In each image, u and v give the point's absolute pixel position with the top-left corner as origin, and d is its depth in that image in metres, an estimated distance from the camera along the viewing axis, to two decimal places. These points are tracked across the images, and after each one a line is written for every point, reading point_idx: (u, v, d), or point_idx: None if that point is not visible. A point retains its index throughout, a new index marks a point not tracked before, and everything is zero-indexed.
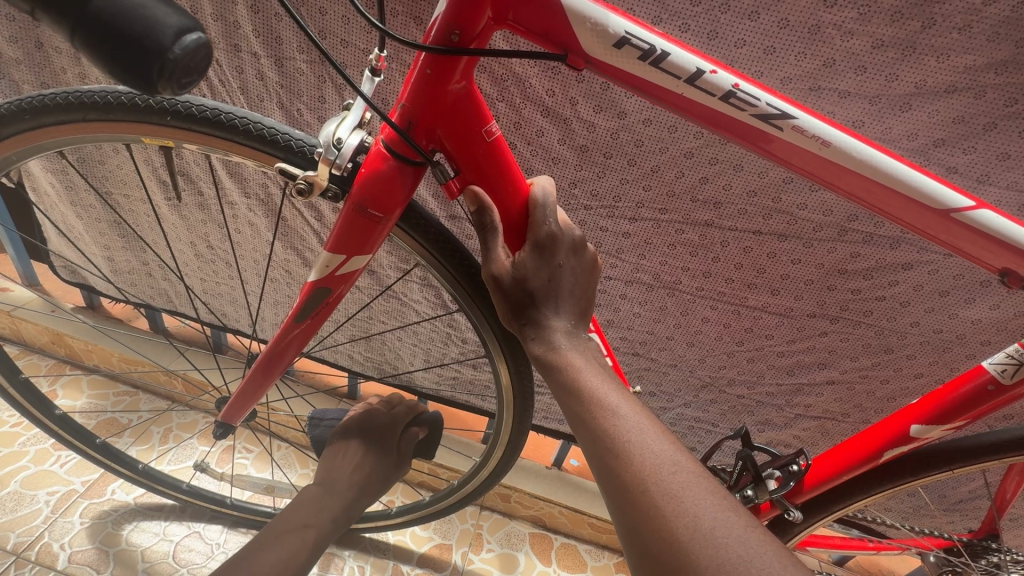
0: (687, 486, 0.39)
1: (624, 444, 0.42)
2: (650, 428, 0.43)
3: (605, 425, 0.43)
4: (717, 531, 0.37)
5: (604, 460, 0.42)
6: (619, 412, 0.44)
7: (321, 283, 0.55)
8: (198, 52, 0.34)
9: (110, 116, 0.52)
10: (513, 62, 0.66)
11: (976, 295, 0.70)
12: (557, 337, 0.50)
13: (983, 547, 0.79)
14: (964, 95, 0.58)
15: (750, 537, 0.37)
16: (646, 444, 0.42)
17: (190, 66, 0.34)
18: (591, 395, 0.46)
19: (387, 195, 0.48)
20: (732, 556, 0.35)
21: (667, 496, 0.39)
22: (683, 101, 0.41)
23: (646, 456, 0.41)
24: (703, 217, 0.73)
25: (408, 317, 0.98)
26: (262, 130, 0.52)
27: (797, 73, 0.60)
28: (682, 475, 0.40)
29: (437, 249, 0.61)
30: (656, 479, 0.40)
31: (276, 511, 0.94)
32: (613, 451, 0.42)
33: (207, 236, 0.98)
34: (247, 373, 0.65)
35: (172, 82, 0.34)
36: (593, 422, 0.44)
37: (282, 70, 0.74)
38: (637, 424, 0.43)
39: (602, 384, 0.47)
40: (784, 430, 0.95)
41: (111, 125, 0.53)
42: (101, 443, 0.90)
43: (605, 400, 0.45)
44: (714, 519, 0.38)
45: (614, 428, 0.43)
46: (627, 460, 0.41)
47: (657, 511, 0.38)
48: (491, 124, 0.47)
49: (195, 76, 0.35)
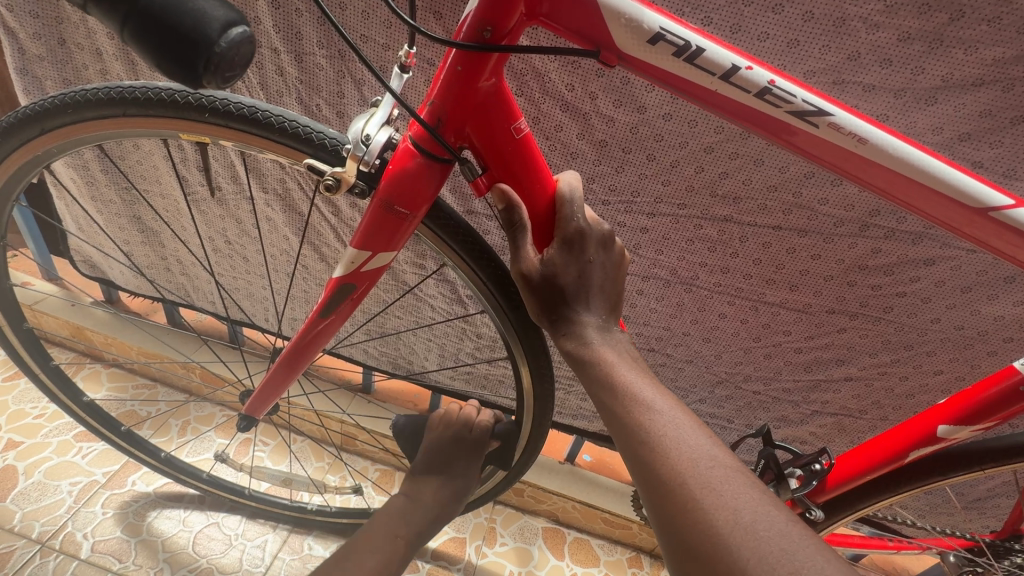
0: (724, 479, 0.40)
1: (660, 438, 0.42)
2: (686, 422, 0.44)
3: (639, 419, 0.44)
4: (757, 524, 0.37)
5: (638, 454, 0.42)
6: (653, 406, 0.45)
7: (346, 279, 0.56)
8: (242, 45, 0.35)
9: (148, 112, 0.52)
10: (533, 58, 0.66)
11: (999, 291, 0.70)
12: (587, 333, 0.50)
13: (1006, 548, 0.79)
14: (991, 88, 0.57)
15: (792, 531, 0.37)
16: (682, 439, 0.42)
17: (234, 59, 0.35)
18: (625, 390, 0.46)
19: (415, 192, 0.49)
20: (775, 549, 0.35)
21: (704, 489, 0.39)
22: (717, 98, 0.41)
23: (682, 450, 0.41)
24: (722, 213, 0.73)
25: (423, 312, 0.99)
26: (297, 128, 0.52)
27: (821, 66, 0.60)
28: (719, 469, 0.40)
29: (463, 248, 0.61)
30: (693, 472, 0.40)
31: (293, 503, 0.95)
32: (648, 445, 0.42)
33: (225, 231, 0.99)
34: (271, 366, 0.66)
35: (216, 75, 0.35)
36: (627, 416, 0.44)
37: (301, 65, 0.75)
38: (672, 419, 0.44)
39: (637, 379, 0.47)
40: (800, 426, 0.94)
41: (149, 121, 0.53)
42: (125, 430, 0.91)
43: (639, 395, 0.46)
44: (753, 512, 0.38)
45: (649, 422, 0.43)
46: (662, 452, 0.41)
47: (695, 504, 0.38)
48: (520, 121, 0.47)
49: (237, 70, 0.37)
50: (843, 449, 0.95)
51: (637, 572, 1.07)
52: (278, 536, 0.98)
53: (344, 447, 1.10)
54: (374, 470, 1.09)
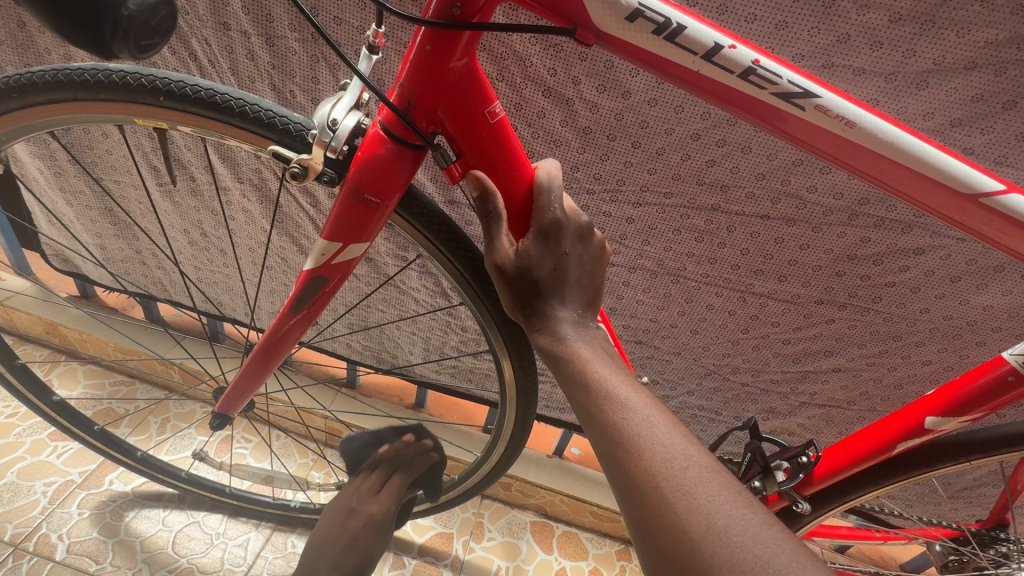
0: (700, 481, 0.38)
1: (633, 438, 0.41)
2: (661, 420, 0.42)
3: (613, 419, 0.42)
4: (730, 529, 0.35)
5: (610, 455, 0.41)
6: (627, 405, 0.43)
7: (317, 272, 0.54)
8: (156, 8, 0.33)
9: (101, 95, 0.49)
10: (513, 40, 0.64)
11: (988, 281, 0.69)
12: (562, 328, 0.48)
13: (991, 537, 0.79)
14: (983, 72, 0.56)
15: (767, 535, 0.35)
16: (656, 438, 0.40)
17: (149, 24, 0.33)
18: (599, 388, 0.44)
19: (385, 180, 0.47)
20: (748, 557, 0.34)
21: (677, 492, 0.37)
22: (699, 79, 0.39)
23: (657, 451, 0.40)
24: (709, 202, 0.71)
25: (407, 305, 0.96)
26: (259, 113, 0.50)
27: (811, 49, 0.57)
28: (693, 470, 0.39)
29: (440, 239, 0.59)
30: (667, 474, 0.38)
31: (275, 500, 0.93)
32: (621, 445, 0.41)
33: (200, 223, 0.96)
34: (246, 360, 0.63)
35: (128, 43, 0.33)
36: (601, 415, 0.43)
37: (273, 49, 0.72)
38: (646, 417, 0.42)
39: (610, 376, 0.46)
40: (788, 418, 0.94)
41: (102, 105, 0.51)
42: (100, 429, 0.89)
43: (613, 393, 0.44)
44: (727, 517, 0.36)
45: (623, 422, 0.42)
46: (635, 453, 0.40)
47: (668, 509, 0.37)
48: (495, 104, 0.45)
49: (157, 39, 0.35)
50: (831, 440, 0.95)
51: (625, 564, 1.06)
52: (261, 535, 0.96)
53: (328, 443, 1.08)
54: None
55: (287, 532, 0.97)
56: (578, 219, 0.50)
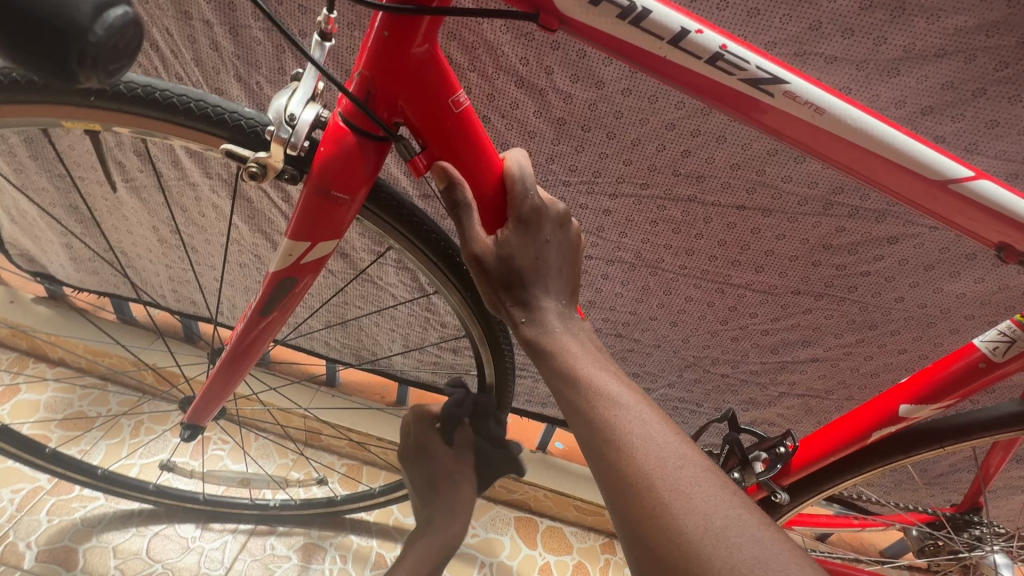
0: (695, 480, 0.37)
1: (626, 436, 0.40)
2: (653, 417, 0.41)
3: (605, 415, 0.41)
4: (729, 530, 0.35)
5: (601, 453, 0.40)
6: (619, 401, 0.42)
7: (284, 273, 0.52)
8: (124, 29, 0.30)
9: (21, 96, 0.47)
10: (484, 29, 0.62)
11: (961, 269, 0.69)
12: (547, 319, 0.48)
13: (966, 521, 0.81)
14: (953, 59, 0.56)
15: (765, 536, 0.35)
16: (648, 436, 0.40)
17: (116, 47, 0.31)
18: (588, 384, 0.44)
19: (348, 174, 0.45)
20: (748, 558, 0.34)
21: (672, 491, 0.37)
22: (667, 65, 0.39)
23: (650, 450, 0.39)
24: (686, 192, 0.71)
25: (385, 301, 0.95)
26: (206, 109, 0.48)
27: (783, 37, 0.57)
28: (687, 469, 0.38)
29: (411, 230, 0.57)
30: (662, 474, 0.38)
31: (253, 501, 0.92)
32: (613, 444, 0.40)
33: (170, 220, 0.93)
34: (212, 369, 0.61)
35: (97, 68, 0.30)
36: (592, 412, 0.42)
37: (237, 39, 0.69)
38: (638, 415, 0.41)
39: (597, 372, 0.45)
40: (768, 409, 0.94)
41: (26, 108, 0.48)
42: (51, 452, 0.86)
43: (604, 389, 0.43)
44: (725, 518, 0.36)
45: (616, 419, 0.41)
46: (627, 451, 0.39)
47: (663, 509, 0.36)
48: (459, 93, 0.44)
49: (124, 60, 0.32)
50: (810, 430, 0.95)
51: (609, 557, 1.06)
52: (237, 539, 0.94)
53: (308, 442, 1.06)
54: (341, 465, 1.06)
55: (266, 533, 0.96)
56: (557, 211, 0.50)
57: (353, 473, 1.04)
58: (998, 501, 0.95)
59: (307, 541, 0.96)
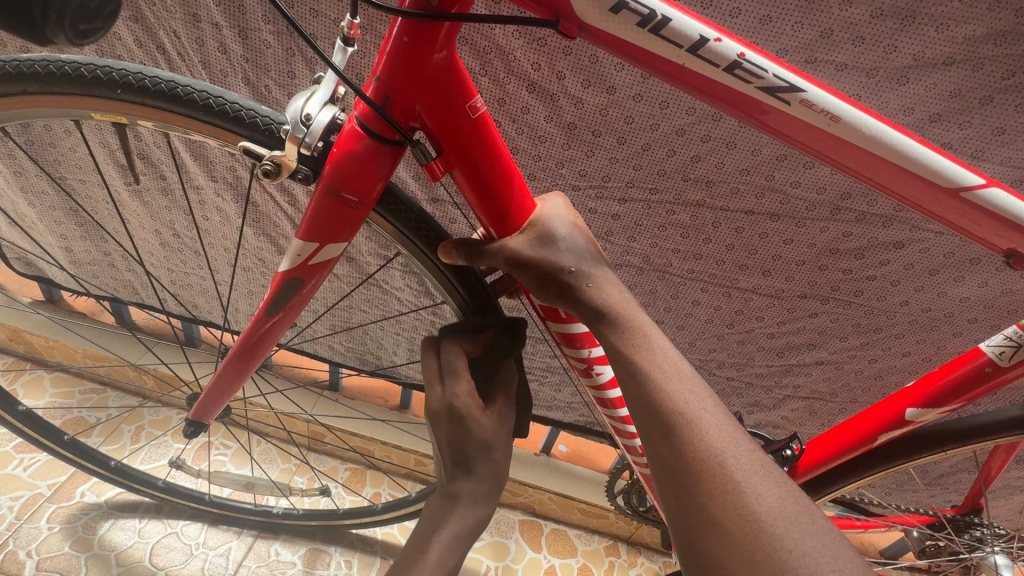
0: (761, 465, 0.39)
1: (698, 413, 0.41)
2: (718, 402, 0.43)
3: (678, 392, 0.42)
4: (801, 516, 0.37)
5: (671, 427, 0.40)
6: (689, 383, 0.43)
7: (294, 273, 0.52)
8: None
9: (53, 89, 0.47)
10: (496, 34, 0.62)
11: (966, 273, 0.70)
12: (609, 295, 0.48)
13: (966, 522, 0.82)
14: (961, 68, 0.56)
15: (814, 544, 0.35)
16: (721, 418, 0.41)
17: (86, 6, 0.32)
18: (659, 361, 0.44)
19: (363, 177, 0.45)
20: (818, 545, 0.35)
21: (744, 471, 0.38)
22: (685, 73, 0.39)
23: (721, 431, 0.40)
24: (695, 197, 0.71)
25: (390, 305, 0.94)
26: (224, 105, 0.48)
27: (794, 44, 0.57)
28: (757, 454, 0.40)
29: (419, 237, 0.57)
30: (733, 454, 0.39)
31: (257, 507, 0.91)
32: (685, 419, 0.41)
33: (172, 223, 0.92)
34: (218, 366, 0.61)
35: (64, 25, 0.32)
36: (664, 387, 0.42)
37: (246, 42, 0.69)
38: (706, 397, 0.43)
39: (670, 350, 0.45)
40: (772, 411, 0.95)
41: (55, 100, 0.48)
42: (70, 439, 0.86)
43: (676, 369, 0.44)
44: (795, 504, 0.37)
45: (688, 397, 0.42)
46: (702, 427, 0.40)
47: (736, 487, 0.37)
48: (476, 99, 0.43)
49: (98, 22, 0.34)
50: (814, 432, 0.96)
51: (614, 560, 1.06)
52: (243, 543, 0.93)
53: (311, 447, 1.06)
54: (344, 470, 1.05)
55: (270, 539, 0.95)
56: (575, 220, 0.51)
57: (357, 477, 1.05)
58: (998, 501, 0.97)
59: (312, 546, 0.96)
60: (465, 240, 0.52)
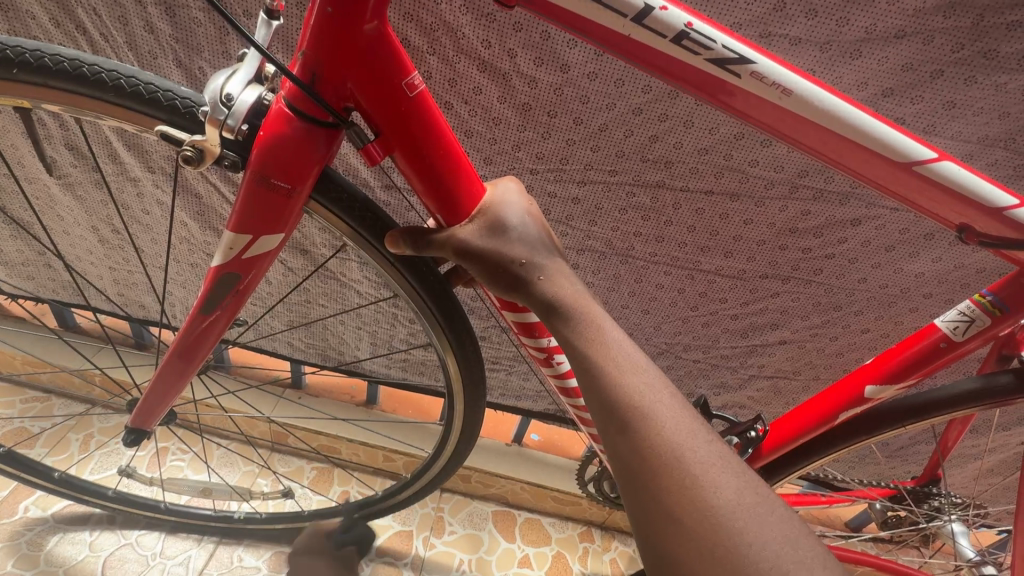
0: (720, 456, 0.38)
1: (653, 405, 0.40)
2: (673, 393, 0.42)
3: (633, 383, 0.41)
4: (760, 507, 0.36)
5: (627, 422, 0.39)
6: (644, 373, 0.42)
7: (227, 269, 0.48)
8: None
9: None
10: (443, 10, 0.59)
11: (920, 249, 0.71)
12: (561, 285, 0.46)
13: (926, 493, 0.84)
14: (912, 41, 0.56)
15: (774, 531, 0.35)
16: (678, 409, 0.40)
17: None
18: (613, 353, 0.43)
19: (296, 162, 0.42)
20: (778, 536, 0.35)
21: (703, 465, 0.37)
22: (631, 45, 0.37)
23: (677, 423, 0.39)
24: (654, 178, 0.70)
25: (349, 299, 0.91)
26: (137, 86, 0.44)
27: (747, 18, 0.56)
28: (715, 445, 0.39)
29: (365, 227, 0.54)
30: (691, 446, 0.38)
31: (216, 513, 0.87)
32: (641, 413, 0.39)
33: (110, 220, 0.86)
34: (157, 371, 0.57)
35: None
36: (620, 381, 0.41)
37: (174, 20, 0.64)
38: (661, 388, 0.41)
39: (624, 341, 0.44)
40: (738, 392, 0.95)
41: None
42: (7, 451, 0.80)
43: (631, 360, 0.42)
44: (754, 495, 0.37)
45: (642, 388, 0.41)
46: (657, 421, 0.39)
47: (693, 482, 0.36)
48: (414, 76, 0.40)
49: None
50: (779, 411, 0.97)
51: (588, 546, 1.06)
52: (204, 551, 0.90)
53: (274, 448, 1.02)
54: (310, 470, 1.02)
55: (233, 545, 0.92)
56: (530, 208, 0.49)
57: (324, 478, 1.02)
58: (954, 470, 1.00)
59: (278, 550, 0.92)
60: (413, 229, 0.49)
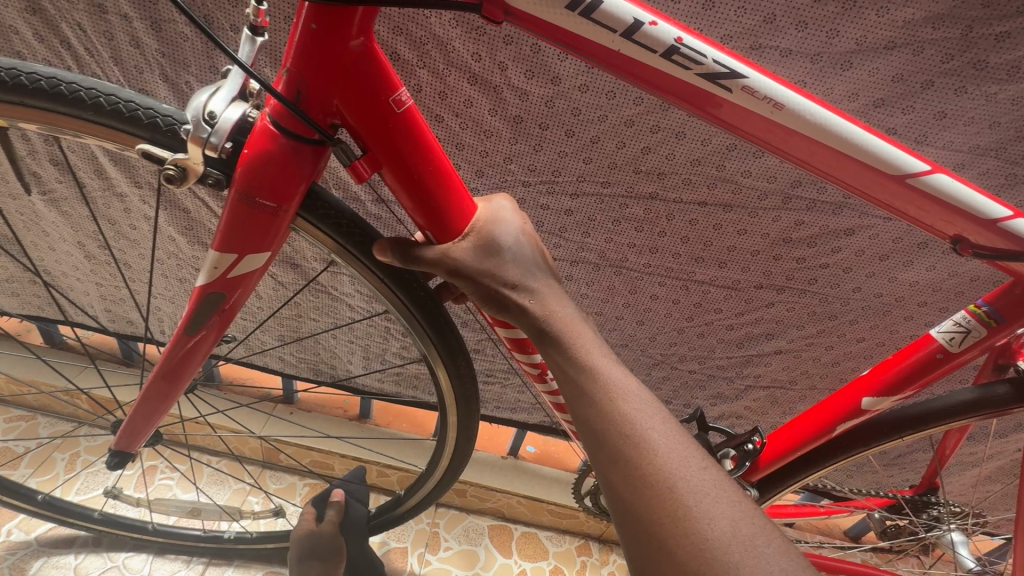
0: (714, 484, 0.37)
1: (645, 432, 0.39)
2: (666, 418, 0.41)
3: (625, 410, 0.40)
4: (758, 539, 0.35)
5: (620, 451, 0.38)
6: (636, 398, 0.41)
7: (212, 288, 0.47)
8: None
9: None
10: (432, 23, 0.58)
11: (914, 258, 0.71)
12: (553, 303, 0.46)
13: (924, 502, 0.83)
14: (902, 51, 0.56)
15: (772, 563, 0.34)
16: (671, 434, 0.39)
17: None
18: (605, 376, 0.42)
19: (281, 180, 0.41)
20: (776, 570, 0.34)
21: (697, 494, 0.36)
22: (622, 60, 0.36)
23: (670, 450, 0.38)
24: (647, 190, 0.69)
25: (341, 313, 0.90)
26: (117, 104, 0.43)
27: (738, 30, 0.56)
28: (710, 471, 0.38)
29: (351, 242, 0.53)
30: (684, 474, 0.37)
31: (206, 534, 0.86)
32: (634, 441, 0.38)
33: (96, 235, 0.85)
34: (141, 393, 0.55)
35: None
36: (611, 407, 0.40)
37: (160, 35, 0.63)
38: (653, 413, 0.40)
39: (616, 363, 0.43)
40: (735, 402, 0.95)
41: None
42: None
43: (622, 384, 0.42)
44: (749, 525, 0.36)
45: (635, 414, 0.40)
46: (650, 448, 0.38)
47: (687, 513, 0.35)
48: (401, 92, 0.40)
49: None
50: (776, 420, 0.97)
51: (586, 560, 1.05)
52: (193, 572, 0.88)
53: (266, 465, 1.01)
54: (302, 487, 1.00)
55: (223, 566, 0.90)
56: (522, 225, 0.48)
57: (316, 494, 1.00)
58: (952, 477, 0.99)
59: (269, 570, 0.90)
60: (401, 244, 0.48)
